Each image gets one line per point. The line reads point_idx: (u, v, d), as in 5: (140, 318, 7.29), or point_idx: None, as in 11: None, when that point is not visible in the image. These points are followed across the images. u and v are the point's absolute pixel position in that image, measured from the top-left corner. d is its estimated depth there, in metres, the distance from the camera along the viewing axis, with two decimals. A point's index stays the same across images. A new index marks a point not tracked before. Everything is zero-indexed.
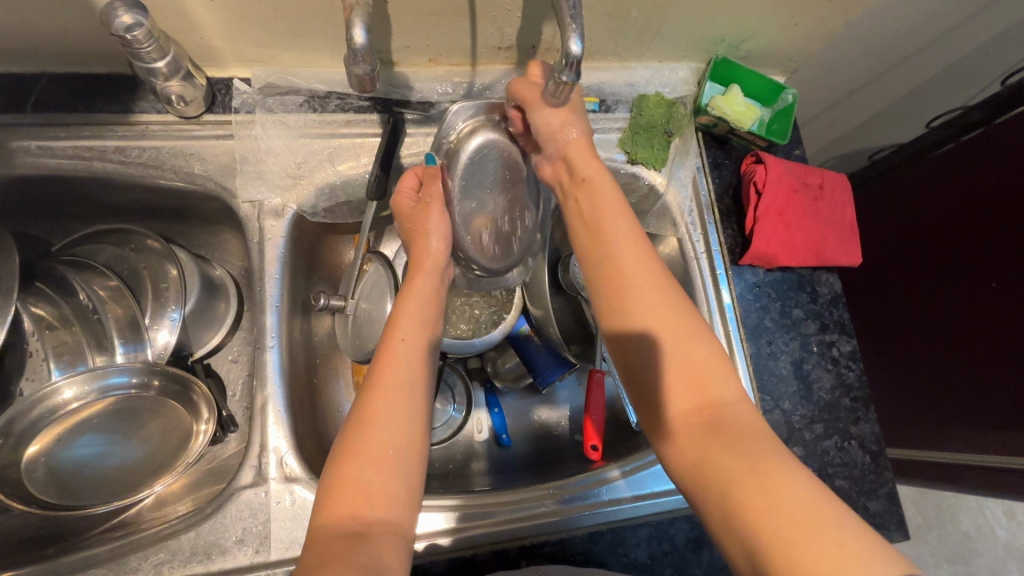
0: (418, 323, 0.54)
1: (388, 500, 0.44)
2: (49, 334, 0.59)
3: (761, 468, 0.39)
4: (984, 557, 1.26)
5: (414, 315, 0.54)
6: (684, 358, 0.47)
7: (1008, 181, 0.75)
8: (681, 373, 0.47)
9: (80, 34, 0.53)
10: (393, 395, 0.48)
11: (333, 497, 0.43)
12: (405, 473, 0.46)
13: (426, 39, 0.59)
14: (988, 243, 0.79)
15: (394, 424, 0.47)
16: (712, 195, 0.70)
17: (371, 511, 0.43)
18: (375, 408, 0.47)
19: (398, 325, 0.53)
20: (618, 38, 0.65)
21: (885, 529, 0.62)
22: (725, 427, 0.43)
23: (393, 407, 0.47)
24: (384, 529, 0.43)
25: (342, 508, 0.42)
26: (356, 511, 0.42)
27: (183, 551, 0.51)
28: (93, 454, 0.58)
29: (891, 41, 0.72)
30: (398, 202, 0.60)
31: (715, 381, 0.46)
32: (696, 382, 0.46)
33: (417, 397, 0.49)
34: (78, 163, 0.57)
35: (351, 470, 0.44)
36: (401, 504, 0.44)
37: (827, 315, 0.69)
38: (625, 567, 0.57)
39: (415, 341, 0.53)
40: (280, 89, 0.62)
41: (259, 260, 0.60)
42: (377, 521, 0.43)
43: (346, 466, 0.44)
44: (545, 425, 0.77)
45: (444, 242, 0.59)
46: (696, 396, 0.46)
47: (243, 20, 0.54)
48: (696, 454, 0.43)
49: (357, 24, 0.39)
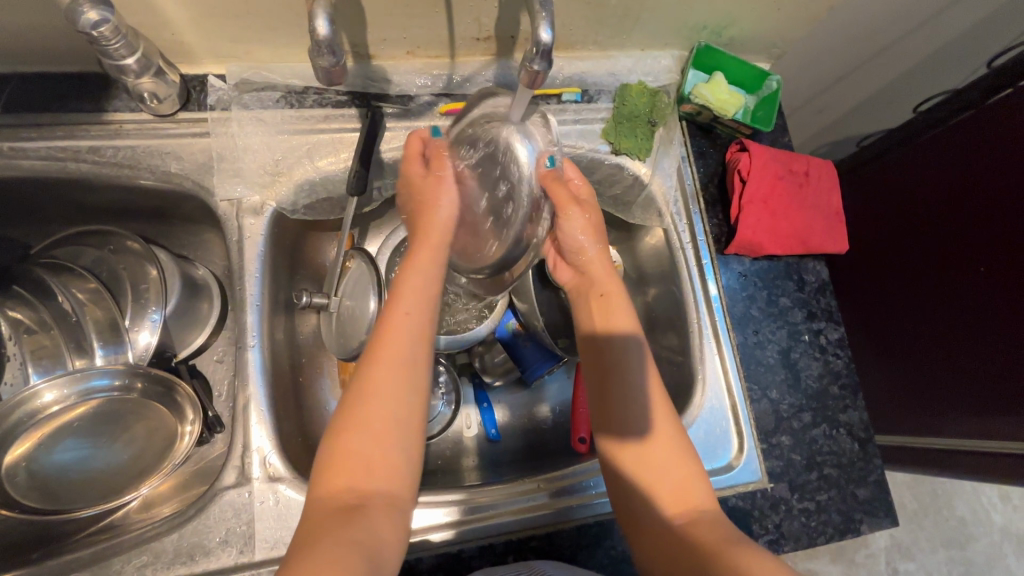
0: (423, 290, 0.51)
1: (388, 471, 0.44)
2: (27, 338, 0.58)
3: (736, 552, 0.41)
4: (979, 542, 1.27)
5: (419, 280, 0.51)
6: (663, 460, 0.49)
7: (1005, 162, 0.74)
8: (665, 477, 0.48)
9: (47, 32, 0.52)
10: (392, 367, 0.46)
11: (331, 471, 0.43)
12: (405, 444, 0.45)
13: (403, 31, 0.59)
14: (984, 226, 0.77)
15: (394, 396, 0.45)
16: (696, 184, 0.70)
17: (370, 483, 0.43)
18: (376, 380, 0.46)
19: (401, 289, 0.50)
20: (598, 27, 0.64)
21: (874, 516, 0.62)
22: (703, 525, 0.45)
23: (392, 378, 0.46)
24: (381, 502, 0.42)
25: (341, 481, 0.42)
26: (354, 484, 0.42)
27: (166, 553, 0.51)
28: (75, 458, 0.57)
29: (876, 26, 0.71)
30: (406, 168, 0.57)
31: (697, 490, 0.48)
32: (679, 485, 0.48)
33: (421, 367, 0.47)
34: (51, 164, 0.57)
35: (350, 443, 0.43)
36: (400, 475, 0.44)
37: (815, 303, 0.68)
38: (614, 560, 0.57)
39: (416, 313, 0.49)
40: (256, 85, 0.62)
41: (239, 259, 0.60)
42: (374, 493, 0.43)
43: (345, 437, 0.44)
44: (535, 420, 0.76)
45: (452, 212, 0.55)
46: (676, 501, 0.47)
47: (213, 14, 0.53)
48: (672, 544, 0.45)
49: (320, 15, 0.39)
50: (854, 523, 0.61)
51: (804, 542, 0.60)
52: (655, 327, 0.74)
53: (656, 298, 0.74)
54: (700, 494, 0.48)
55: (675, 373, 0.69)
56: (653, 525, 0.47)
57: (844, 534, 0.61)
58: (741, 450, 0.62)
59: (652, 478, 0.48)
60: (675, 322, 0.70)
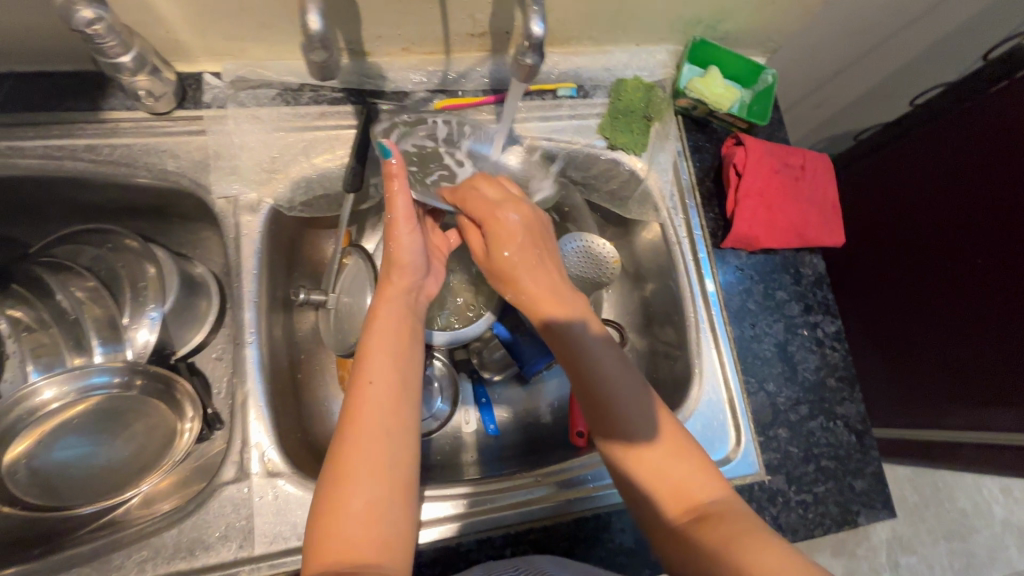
0: (390, 357, 0.48)
1: (375, 542, 0.40)
2: (26, 336, 0.58)
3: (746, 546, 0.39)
4: (981, 534, 1.27)
5: (387, 350, 0.48)
6: (658, 462, 0.46)
7: (1005, 152, 0.73)
8: (667, 485, 0.45)
9: (43, 31, 0.53)
10: (369, 438, 0.43)
11: (321, 547, 0.39)
12: (394, 516, 0.42)
13: (397, 28, 0.59)
14: (985, 215, 0.76)
15: (372, 466, 0.42)
16: (692, 177, 0.70)
17: (363, 554, 0.39)
18: (350, 453, 0.42)
19: (366, 364, 0.47)
20: (593, 22, 0.64)
21: (871, 507, 0.62)
22: (716, 518, 0.43)
23: (371, 449, 0.43)
24: (379, 573, 0.39)
25: (330, 555, 0.39)
26: (345, 555, 0.39)
27: (167, 548, 0.51)
28: (77, 455, 0.57)
29: (871, 19, 0.71)
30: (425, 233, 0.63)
31: (700, 486, 0.45)
32: (678, 485, 0.45)
33: (400, 433, 0.44)
34: (48, 163, 0.57)
35: (334, 519, 0.40)
36: (394, 545, 0.41)
37: (812, 296, 0.68)
38: (612, 553, 0.57)
39: (385, 377, 0.47)
40: (252, 83, 0.62)
41: (236, 256, 0.60)
42: (370, 566, 0.39)
43: (330, 516, 0.40)
44: (533, 415, 0.77)
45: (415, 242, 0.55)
46: (681, 499, 0.44)
47: (208, 12, 0.53)
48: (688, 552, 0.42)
49: (312, 10, 0.39)
50: (852, 514, 0.62)
51: (802, 534, 0.60)
52: (653, 321, 0.74)
53: (654, 293, 0.74)
54: (708, 488, 0.45)
55: (673, 367, 0.69)
56: (669, 535, 0.44)
57: (842, 526, 0.61)
58: (738, 442, 0.62)
59: (656, 488, 0.45)
60: (673, 316, 0.70)
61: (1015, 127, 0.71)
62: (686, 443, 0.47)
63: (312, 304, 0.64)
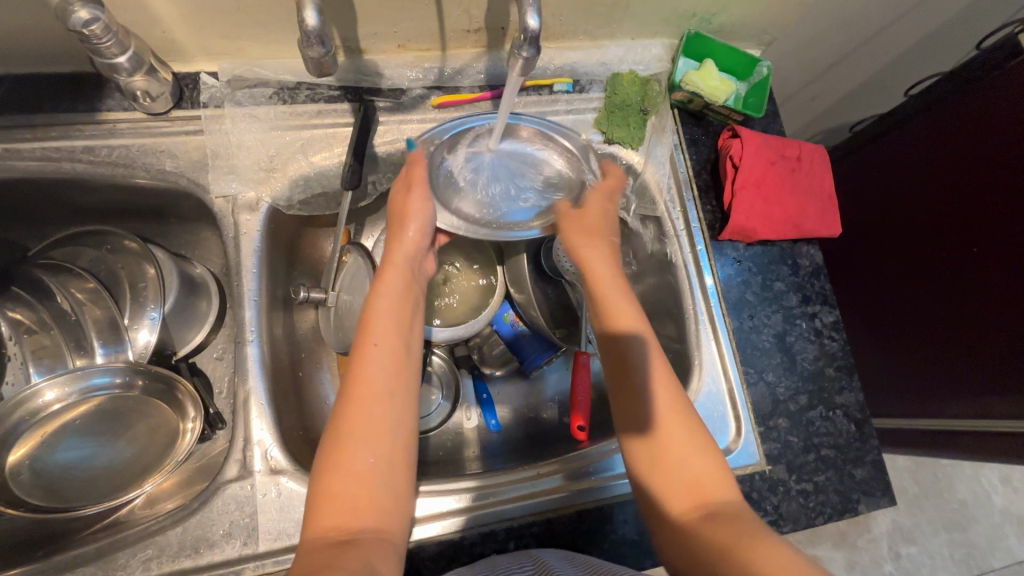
0: (393, 326, 0.50)
1: (373, 508, 0.43)
2: (27, 338, 0.58)
3: (750, 541, 0.41)
4: (981, 524, 1.28)
5: (390, 317, 0.50)
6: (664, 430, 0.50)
7: (1003, 144, 0.73)
8: (682, 481, 0.48)
9: (39, 31, 0.53)
10: (370, 407, 0.45)
11: (322, 509, 0.42)
12: (391, 483, 0.44)
13: (393, 25, 0.59)
14: (984, 208, 0.76)
15: (375, 436, 0.44)
16: (690, 170, 0.70)
17: (359, 520, 0.42)
18: (354, 421, 0.45)
19: (371, 330, 0.49)
20: (588, 16, 0.64)
21: (871, 495, 0.62)
22: (720, 518, 0.45)
23: (372, 418, 0.45)
24: (373, 537, 0.41)
25: (330, 520, 0.41)
26: (344, 520, 0.41)
27: (171, 546, 0.51)
28: (78, 457, 0.57)
29: (866, 12, 0.71)
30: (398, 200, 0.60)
31: (715, 492, 0.47)
32: (694, 485, 0.47)
33: (399, 403, 0.47)
34: (46, 165, 0.57)
35: (332, 484, 0.42)
36: (389, 512, 0.43)
37: (809, 287, 0.69)
38: (614, 544, 0.57)
39: (388, 347, 0.49)
40: (248, 82, 0.62)
41: (235, 255, 0.60)
42: (365, 531, 0.42)
43: (330, 479, 0.43)
44: (535, 409, 0.77)
45: (418, 232, 0.56)
46: (695, 500, 0.47)
47: (204, 12, 0.54)
48: (684, 539, 0.44)
49: (309, 7, 0.39)
50: (852, 503, 0.62)
51: (803, 522, 0.61)
52: (653, 315, 0.74)
53: (653, 286, 0.74)
54: (711, 475, 0.48)
55: (672, 360, 0.70)
56: (662, 510, 0.47)
57: (842, 514, 0.62)
58: (739, 433, 0.63)
59: (662, 476, 0.49)
60: (671, 309, 0.70)
61: (1011, 118, 0.71)
62: (688, 434, 0.50)
63: (312, 302, 0.64)
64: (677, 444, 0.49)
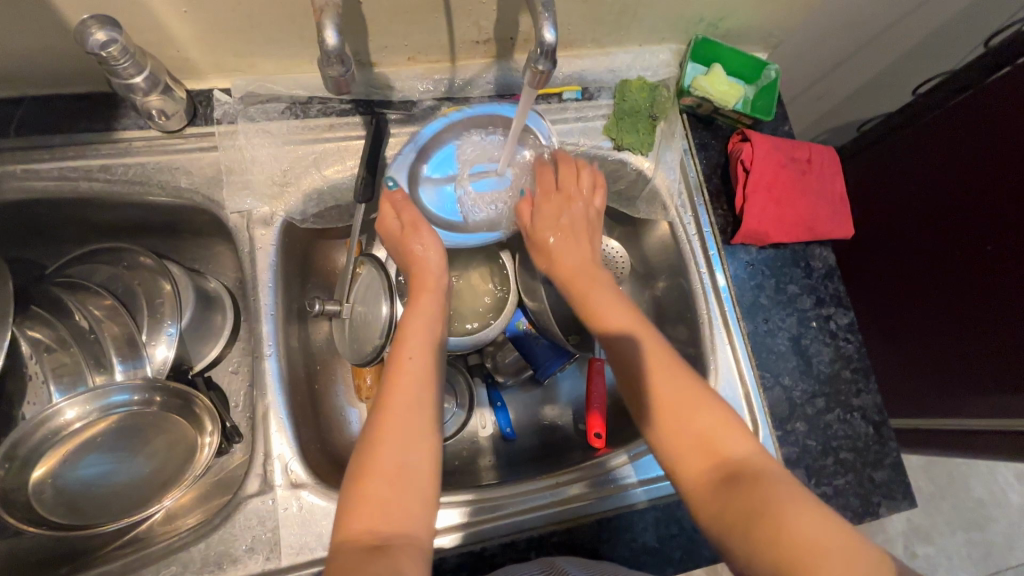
0: (425, 340, 0.52)
1: (403, 512, 0.42)
2: (47, 356, 0.59)
3: (786, 511, 0.39)
4: (998, 522, 1.27)
5: (421, 330, 0.52)
6: (676, 405, 0.47)
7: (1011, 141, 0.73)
8: (688, 436, 0.45)
9: (55, 53, 0.53)
10: (403, 410, 0.46)
11: (353, 512, 0.41)
12: (421, 487, 0.43)
13: (404, 38, 0.59)
14: (994, 204, 0.76)
15: (406, 443, 0.44)
16: (700, 175, 0.70)
17: (389, 523, 0.41)
18: (386, 427, 0.45)
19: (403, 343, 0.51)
20: (596, 25, 0.65)
21: (891, 498, 0.62)
22: (740, 479, 0.42)
23: (404, 422, 0.45)
24: (404, 541, 0.41)
25: (363, 522, 0.41)
26: (374, 524, 0.41)
27: (194, 562, 0.51)
28: (99, 473, 0.58)
29: (872, 13, 0.72)
30: (384, 221, 0.60)
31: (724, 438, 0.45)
32: (702, 441, 0.45)
33: (427, 405, 0.47)
34: (63, 184, 0.57)
35: (367, 485, 0.42)
36: (419, 516, 0.42)
37: (822, 289, 0.69)
38: (634, 552, 0.57)
39: (421, 358, 0.50)
40: (261, 98, 0.62)
41: (252, 269, 0.61)
42: (395, 534, 0.41)
43: (362, 481, 0.42)
44: (549, 415, 0.77)
45: (440, 256, 0.58)
46: (706, 457, 0.44)
47: (217, 31, 0.54)
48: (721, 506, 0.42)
49: (328, 26, 0.40)
50: (873, 506, 0.62)
51: None
52: (666, 319, 0.74)
53: (665, 291, 0.74)
54: (719, 424, 0.45)
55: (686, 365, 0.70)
56: (691, 492, 0.44)
57: (862, 517, 0.61)
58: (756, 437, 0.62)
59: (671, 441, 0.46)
60: (685, 314, 0.70)
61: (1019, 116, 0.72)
62: (690, 382, 0.48)
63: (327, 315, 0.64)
64: (694, 416, 0.46)
